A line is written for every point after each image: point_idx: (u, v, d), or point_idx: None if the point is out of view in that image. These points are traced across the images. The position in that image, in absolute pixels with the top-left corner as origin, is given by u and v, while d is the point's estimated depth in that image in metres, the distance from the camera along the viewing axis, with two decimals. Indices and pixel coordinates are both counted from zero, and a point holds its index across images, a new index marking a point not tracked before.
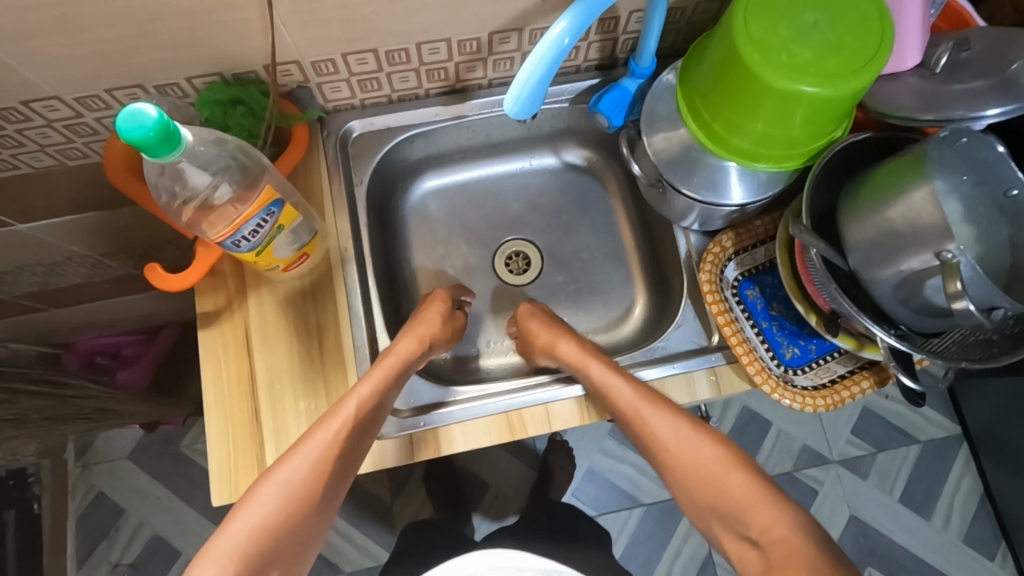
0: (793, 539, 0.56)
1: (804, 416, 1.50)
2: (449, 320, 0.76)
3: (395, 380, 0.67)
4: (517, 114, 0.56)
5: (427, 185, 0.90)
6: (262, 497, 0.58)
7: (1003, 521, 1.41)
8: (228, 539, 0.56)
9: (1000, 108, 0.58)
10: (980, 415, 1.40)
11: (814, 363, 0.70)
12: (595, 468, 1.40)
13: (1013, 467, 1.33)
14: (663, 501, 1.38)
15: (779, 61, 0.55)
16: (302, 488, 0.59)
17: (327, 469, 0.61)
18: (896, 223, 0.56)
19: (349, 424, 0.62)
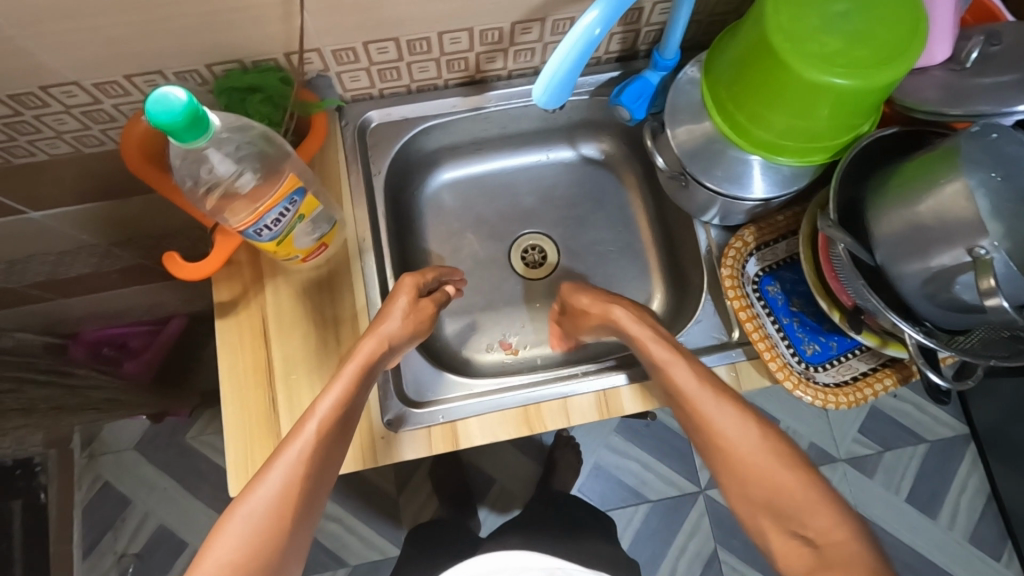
0: (853, 543, 0.54)
1: (812, 414, 1.50)
2: (413, 311, 0.68)
3: (362, 384, 0.61)
4: (545, 103, 0.55)
5: (442, 176, 0.89)
6: (229, 533, 0.52)
7: (1009, 521, 1.41)
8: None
9: None
10: (988, 416, 1.40)
11: (835, 360, 0.69)
12: (601, 464, 1.40)
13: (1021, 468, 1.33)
14: (670, 498, 1.38)
15: (810, 52, 0.54)
16: (271, 519, 0.53)
17: (299, 491, 0.55)
18: (927, 218, 0.55)
19: (314, 441, 0.56)
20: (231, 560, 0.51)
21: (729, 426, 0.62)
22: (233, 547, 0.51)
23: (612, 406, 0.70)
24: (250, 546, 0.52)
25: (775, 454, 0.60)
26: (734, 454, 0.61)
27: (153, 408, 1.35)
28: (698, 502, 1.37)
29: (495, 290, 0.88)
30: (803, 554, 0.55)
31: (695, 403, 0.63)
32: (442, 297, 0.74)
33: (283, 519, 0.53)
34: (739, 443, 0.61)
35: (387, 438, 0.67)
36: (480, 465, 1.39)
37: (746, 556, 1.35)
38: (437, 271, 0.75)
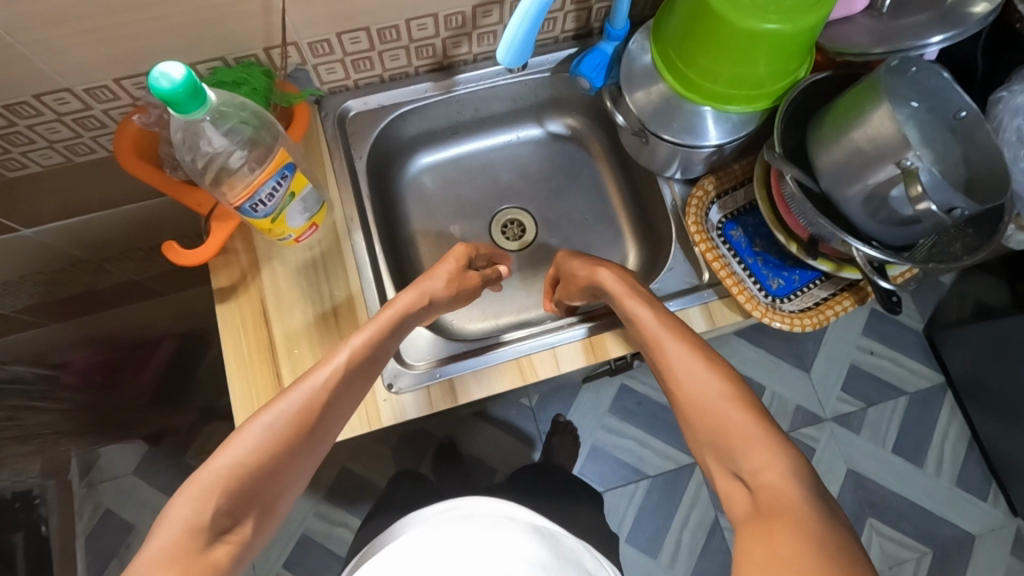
0: (786, 487, 0.51)
1: (794, 377, 1.56)
2: (458, 278, 0.74)
3: (392, 332, 0.66)
4: (509, 63, 0.62)
5: (421, 162, 0.94)
6: (246, 439, 0.55)
7: (991, 462, 1.49)
8: (209, 473, 0.53)
9: (942, 35, 0.66)
10: (961, 363, 1.48)
11: (798, 291, 0.75)
12: (599, 445, 1.44)
13: (995, 410, 1.41)
14: (668, 471, 1.43)
15: (742, 3, 0.61)
16: (288, 434, 0.56)
17: (314, 414, 0.58)
18: (861, 142, 0.61)
19: (340, 371, 0.61)
20: (239, 462, 0.54)
21: (682, 363, 0.62)
22: (243, 452, 0.54)
23: (599, 350, 0.75)
24: (261, 454, 0.55)
25: (720, 389, 0.59)
26: (686, 396, 0.60)
27: (151, 427, 1.35)
28: (696, 473, 1.42)
29: None
30: (738, 497, 0.53)
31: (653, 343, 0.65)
32: (491, 273, 0.80)
33: (298, 436, 0.57)
34: (689, 386, 0.60)
35: (390, 400, 0.71)
36: (481, 456, 1.42)
37: None
38: (488, 251, 0.81)
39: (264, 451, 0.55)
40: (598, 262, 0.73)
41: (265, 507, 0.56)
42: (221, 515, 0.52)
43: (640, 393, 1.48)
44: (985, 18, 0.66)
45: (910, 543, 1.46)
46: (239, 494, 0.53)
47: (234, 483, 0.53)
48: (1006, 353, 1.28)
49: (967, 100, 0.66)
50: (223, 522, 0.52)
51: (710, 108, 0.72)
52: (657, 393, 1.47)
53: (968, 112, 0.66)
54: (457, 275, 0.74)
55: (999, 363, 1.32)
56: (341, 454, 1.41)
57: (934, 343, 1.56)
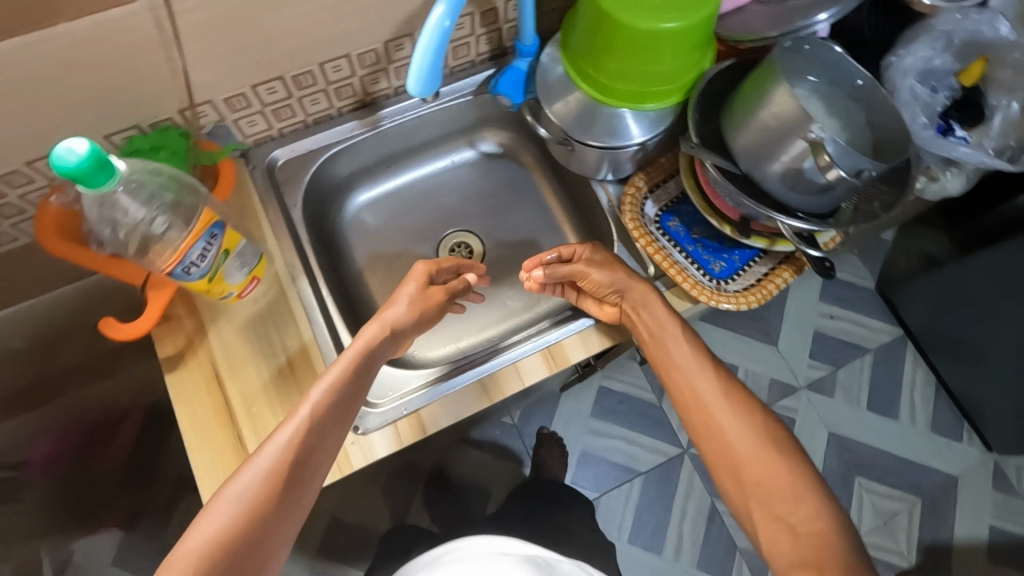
0: (824, 528, 0.58)
1: (764, 353, 1.61)
2: (422, 296, 0.73)
3: (355, 374, 0.65)
4: (419, 92, 0.61)
5: (359, 199, 0.93)
6: (215, 514, 0.56)
7: (960, 403, 1.55)
8: (181, 555, 0.54)
9: (826, 13, 0.71)
10: (916, 314, 1.54)
11: (740, 270, 0.78)
12: (588, 451, 1.44)
13: (955, 353, 1.47)
14: (659, 465, 1.44)
15: (634, 6, 0.65)
16: (255, 500, 0.57)
17: (281, 475, 0.58)
18: (768, 121, 0.64)
19: (302, 428, 0.60)
20: (210, 539, 0.55)
21: (722, 417, 0.67)
22: (216, 527, 0.55)
23: (559, 357, 0.76)
24: (235, 525, 0.55)
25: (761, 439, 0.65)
26: (721, 445, 0.66)
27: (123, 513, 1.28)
28: (685, 462, 1.44)
29: None
30: (779, 536, 0.59)
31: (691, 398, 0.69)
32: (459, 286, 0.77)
33: (266, 501, 0.57)
34: (728, 434, 0.66)
35: (356, 442, 0.70)
36: (471, 482, 1.41)
37: None
38: (456, 261, 0.79)
39: (235, 522, 0.55)
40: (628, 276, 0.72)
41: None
42: None
43: (620, 393, 1.49)
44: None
45: (899, 495, 1.50)
46: (212, 571, 0.53)
47: (207, 560, 0.54)
48: (957, 298, 1.34)
49: (862, 70, 0.71)
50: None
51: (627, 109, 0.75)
52: (636, 389, 1.48)
53: (864, 80, 0.71)
54: (422, 299, 0.73)
55: (954, 309, 1.38)
56: (329, 505, 1.38)
57: (889, 299, 1.62)
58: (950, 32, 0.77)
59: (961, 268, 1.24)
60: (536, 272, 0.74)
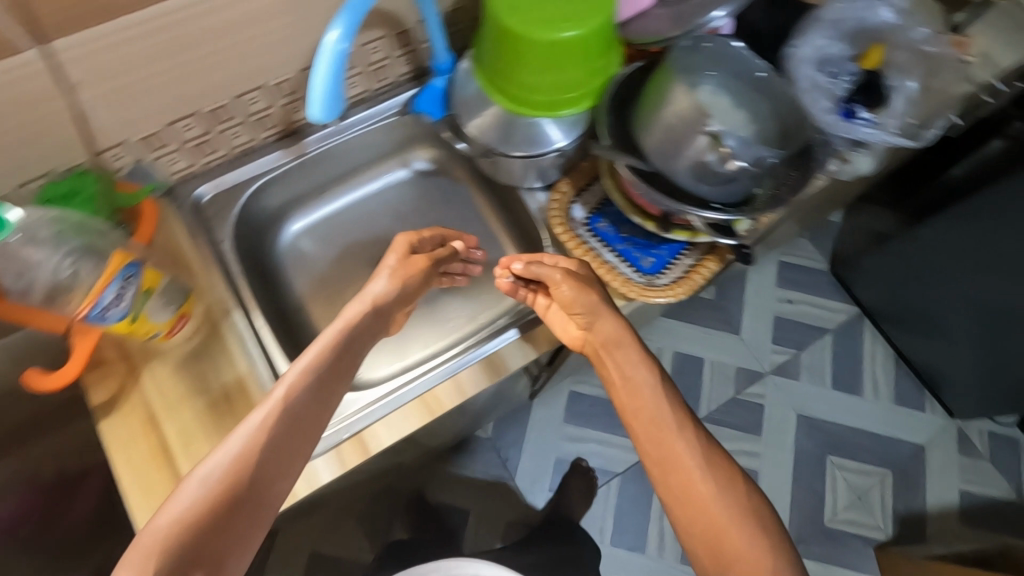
0: None
1: (729, 343, 1.63)
2: (402, 269, 0.74)
3: (334, 354, 0.66)
4: (321, 117, 0.61)
5: (294, 228, 0.93)
6: (184, 493, 0.55)
7: (919, 374, 1.59)
8: (149, 533, 0.53)
9: (721, 10, 0.76)
10: (870, 292, 1.58)
11: (669, 264, 0.79)
12: (563, 456, 1.45)
13: (911, 326, 1.51)
14: (634, 464, 1.44)
15: (535, 19, 0.67)
16: (224, 480, 0.56)
17: (252, 455, 0.58)
18: (670, 121, 0.68)
19: (277, 407, 0.60)
20: (177, 517, 0.54)
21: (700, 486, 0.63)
22: (184, 506, 0.54)
23: (498, 365, 0.76)
24: (200, 507, 0.54)
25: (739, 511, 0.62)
26: (701, 514, 0.62)
27: None
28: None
29: None
30: None
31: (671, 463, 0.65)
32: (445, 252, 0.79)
33: (235, 480, 0.56)
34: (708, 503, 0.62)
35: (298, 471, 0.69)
36: (449, 501, 1.40)
37: None
38: (439, 231, 0.81)
39: (201, 504, 0.54)
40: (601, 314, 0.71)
41: (217, 565, 0.54)
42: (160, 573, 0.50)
43: (590, 396, 1.49)
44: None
45: (870, 470, 1.54)
46: (177, 550, 0.52)
47: (173, 539, 0.53)
48: (904, 271, 1.39)
49: (761, 62, 0.75)
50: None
51: (545, 118, 0.76)
52: (605, 391, 1.49)
53: (765, 71, 0.75)
54: (399, 270, 0.75)
55: (905, 283, 1.42)
56: (308, 538, 1.36)
57: (842, 279, 1.67)
58: (842, 19, 0.82)
59: (907, 241, 1.28)
60: (512, 267, 0.74)
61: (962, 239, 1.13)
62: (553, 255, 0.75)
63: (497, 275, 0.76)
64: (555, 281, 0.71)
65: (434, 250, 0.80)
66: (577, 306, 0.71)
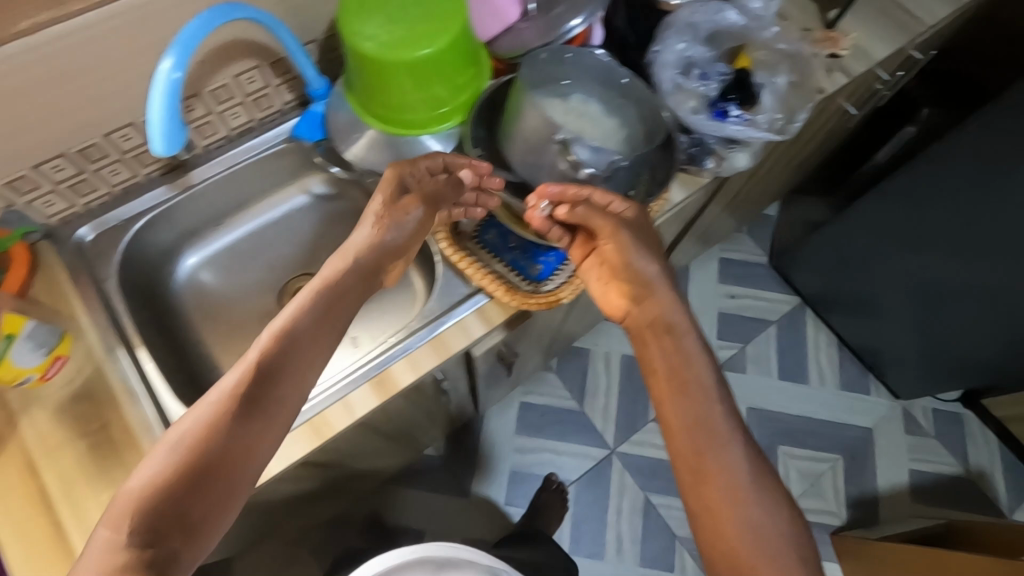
0: None
1: None
2: (388, 212, 0.68)
3: (318, 305, 0.62)
4: (165, 150, 0.61)
5: (190, 261, 0.92)
6: (158, 451, 0.53)
7: (862, 358, 1.63)
8: (124, 492, 0.51)
9: (579, 19, 0.77)
10: (810, 281, 1.61)
11: (556, 270, 0.81)
12: (516, 469, 1.49)
13: (850, 311, 1.54)
14: (589, 469, 1.50)
15: (388, 42, 0.68)
16: (197, 435, 0.54)
17: (228, 409, 0.55)
18: (524, 133, 0.73)
19: (254, 362, 0.58)
20: (152, 475, 0.51)
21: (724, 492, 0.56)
22: (158, 463, 0.52)
23: (387, 385, 0.76)
24: (173, 464, 0.52)
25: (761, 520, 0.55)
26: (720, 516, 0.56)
27: None
28: (614, 462, 1.50)
29: None
30: None
31: (698, 460, 0.58)
32: (440, 186, 0.70)
33: (211, 435, 0.54)
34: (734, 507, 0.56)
35: None
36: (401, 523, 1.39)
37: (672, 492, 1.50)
38: (442, 157, 0.71)
39: (169, 469, 0.52)
40: (648, 291, 0.69)
41: (201, 521, 0.51)
42: (137, 529, 0.49)
43: (541, 406, 1.55)
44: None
45: (821, 456, 1.55)
46: (153, 506, 0.50)
47: (149, 495, 0.50)
48: (848, 257, 1.41)
49: (625, 68, 0.78)
50: (141, 550, 0.48)
51: (428, 133, 0.77)
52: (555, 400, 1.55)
53: (629, 77, 0.78)
54: (391, 216, 0.68)
55: (844, 268, 1.45)
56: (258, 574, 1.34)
57: (782, 271, 1.70)
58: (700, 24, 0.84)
59: (851, 216, 1.31)
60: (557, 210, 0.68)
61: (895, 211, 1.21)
62: (605, 194, 0.69)
63: (532, 203, 0.69)
64: (604, 236, 0.68)
65: (431, 179, 0.71)
66: (621, 271, 0.69)
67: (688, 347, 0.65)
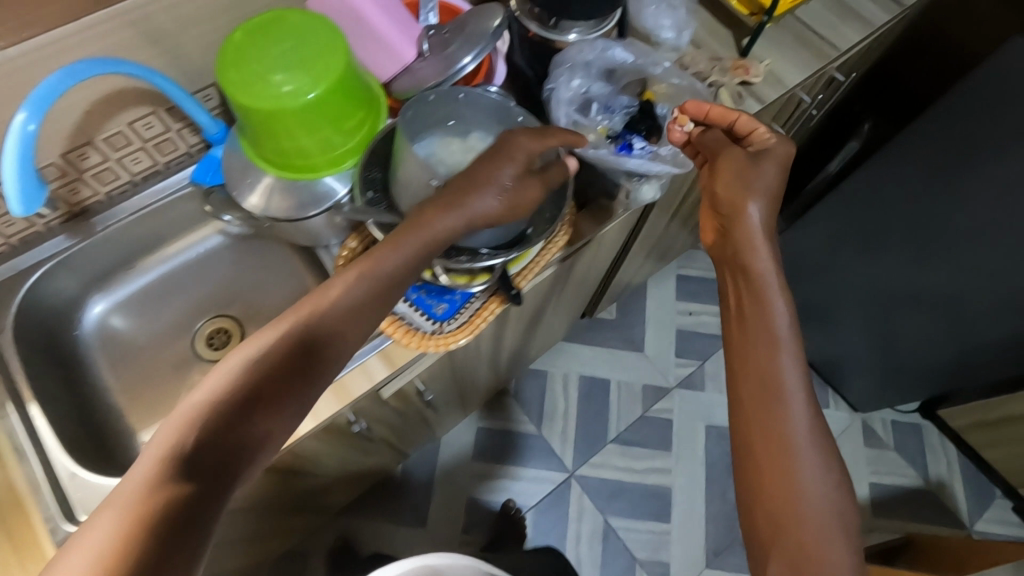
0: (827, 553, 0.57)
1: (632, 361, 1.65)
2: (506, 157, 0.68)
3: (390, 258, 0.63)
4: (22, 207, 0.61)
5: (98, 307, 0.91)
6: (218, 373, 0.55)
7: (820, 371, 1.63)
8: (184, 405, 0.53)
9: (469, 56, 0.77)
10: None
11: (460, 309, 0.79)
12: (473, 495, 1.50)
13: (805, 323, 1.55)
14: (547, 493, 1.50)
15: (268, 90, 0.67)
16: (255, 368, 0.55)
17: (285, 351, 0.57)
18: (405, 179, 0.72)
19: (314, 312, 0.60)
20: (209, 396, 0.54)
21: (791, 431, 0.62)
22: (217, 386, 0.54)
23: None
24: (225, 390, 0.54)
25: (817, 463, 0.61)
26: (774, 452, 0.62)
27: None
28: (573, 485, 1.51)
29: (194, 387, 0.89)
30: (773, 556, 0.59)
31: (771, 393, 0.64)
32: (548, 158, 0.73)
33: (265, 372, 0.56)
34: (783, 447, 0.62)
35: None
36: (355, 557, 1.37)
37: (634, 513, 1.50)
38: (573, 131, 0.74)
39: (220, 398, 0.53)
40: (741, 215, 0.71)
41: (241, 452, 0.53)
42: (186, 442, 0.50)
43: (499, 428, 1.55)
44: (498, 27, 0.77)
45: None
46: (203, 425, 0.51)
47: (204, 414, 0.52)
48: (798, 269, 1.42)
49: (520, 107, 0.78)
50: (183, 463, 0.49)
51: (329, 175, 0.77)
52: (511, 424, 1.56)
53: (524, 116, 0.78)
54: (493, 158, 0.68)
55: (798, 280, 1.46)
56: None
57: None
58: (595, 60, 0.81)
59: (801, 228, 1.31)
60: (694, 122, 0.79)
61: (839, 219, 1.23)
62: (750, 120, 0.75)
63: (675, 119, 0.80)
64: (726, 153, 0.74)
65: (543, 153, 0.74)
66: (711, 199, 0.74)
67: (770, 288, 0.68)
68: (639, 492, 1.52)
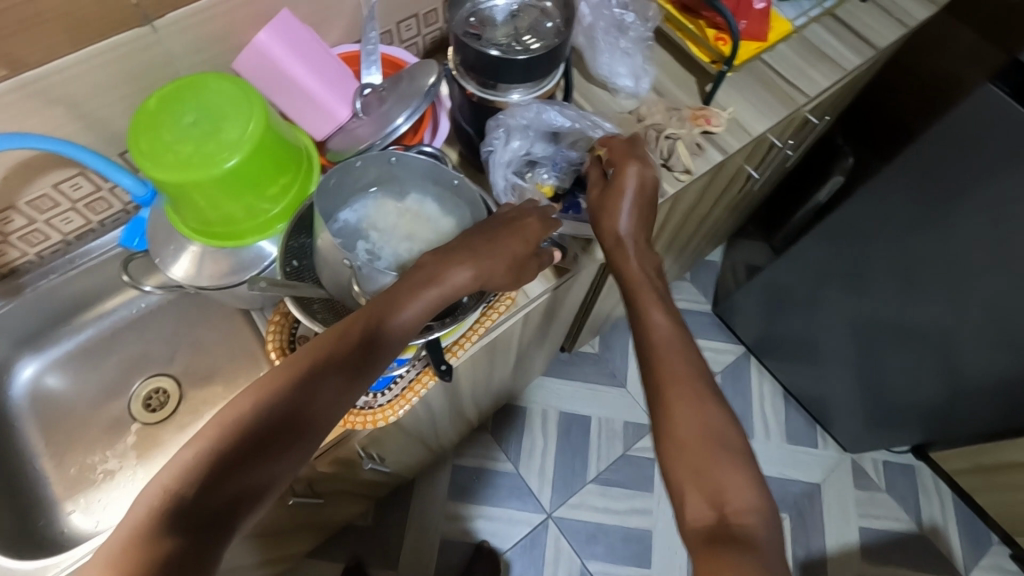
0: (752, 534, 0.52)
1: (610, 398, 1.60)
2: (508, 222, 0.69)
3: (409, 291, 0.62)
4: None
5: (29, 369, 0.88)
6: (237, 399, 0.57)
7: (808, 409, 1.57)
8: (204, 429, 0.56)
9: (403, 117, 0.74)
10: (751, 328, 1.56)
11: (394, 381, 0.76)
12: (446, 538, 1.44)
13: (792, 359, 1.49)
14: (523, 537, 1.45)
15: (183, 160, 0.63)
16: (268, 399, 0.56)
17: (299, 382, 0.58)
18: (322, 255, 0.68)
19: (333, 341, 0.60)
20: (225, 423, 0.55)
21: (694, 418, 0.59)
22: (232, 414, 0.56)
23: None
24: (240, 418, 0.55)
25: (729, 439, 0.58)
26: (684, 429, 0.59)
27: None
28: (550, 527, 1.46)
29: (128, 448, 0.86)
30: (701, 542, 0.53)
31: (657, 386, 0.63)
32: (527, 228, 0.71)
33: (279, 403, 0.56)
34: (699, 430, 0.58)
35: None
36: None
37: (613, 556, 1.44)
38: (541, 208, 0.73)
39: (211, 445, 0.54)
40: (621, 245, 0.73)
41: (252, 482, 0.54)
42: (200, 468, 0.53)
43: (473, 469, 1.50)
44: (432, 86, 0.74)
45: None
46: (217, 451, 0.54)
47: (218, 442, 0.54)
48: (787, 300, 1.36)
49: (455, 170, 0.74)
50: (199, 489, 0.52)
51: (260, 239, 0.74)
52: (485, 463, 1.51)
53: (460, 178, 0.74)
54: (491, 228, 0.68)
55: (784, 314, 1.41)
56: None
57: (723, 317, 1.64)
58: (531, 123, 0.78)
59: (789, 259, 1.26)
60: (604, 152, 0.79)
61: (821, 254, 1.17)
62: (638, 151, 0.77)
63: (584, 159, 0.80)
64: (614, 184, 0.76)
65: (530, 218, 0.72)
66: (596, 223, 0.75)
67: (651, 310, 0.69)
68: (618, 535, 1.46)
